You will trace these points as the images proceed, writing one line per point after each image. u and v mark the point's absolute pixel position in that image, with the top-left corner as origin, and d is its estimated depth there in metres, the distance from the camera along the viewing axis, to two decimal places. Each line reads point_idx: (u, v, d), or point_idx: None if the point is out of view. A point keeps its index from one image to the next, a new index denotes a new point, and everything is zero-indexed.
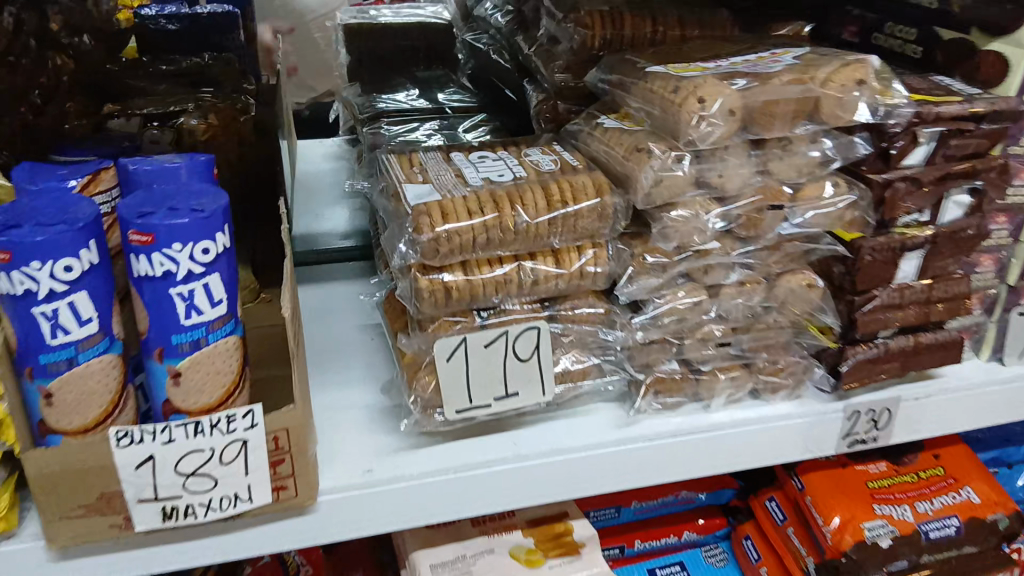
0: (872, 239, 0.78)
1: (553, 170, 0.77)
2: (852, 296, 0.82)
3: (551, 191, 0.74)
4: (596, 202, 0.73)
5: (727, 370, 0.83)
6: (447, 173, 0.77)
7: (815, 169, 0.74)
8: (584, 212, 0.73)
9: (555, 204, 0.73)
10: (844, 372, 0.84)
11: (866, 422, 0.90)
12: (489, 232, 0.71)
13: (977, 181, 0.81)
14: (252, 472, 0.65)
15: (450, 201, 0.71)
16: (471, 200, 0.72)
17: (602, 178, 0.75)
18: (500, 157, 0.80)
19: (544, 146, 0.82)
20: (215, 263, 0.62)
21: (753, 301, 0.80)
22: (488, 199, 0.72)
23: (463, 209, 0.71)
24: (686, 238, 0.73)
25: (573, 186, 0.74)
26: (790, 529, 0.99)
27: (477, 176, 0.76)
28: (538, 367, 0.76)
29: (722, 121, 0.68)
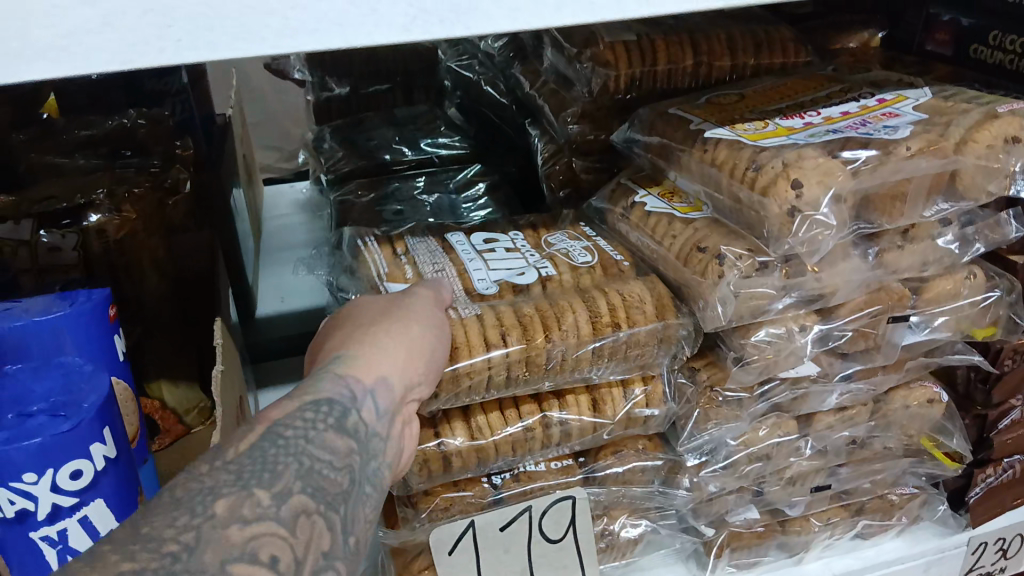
0: (1016, 338, 0.58)
1: (587, 271, 0.55)
2: (983, 412, 0.62)
3: (591, 305, 0.51)
4: (661, 325, 0.51)
5: (825, 513, 0.63)
6: (446, 269, 0.55)
7: (946, 259, 0.53)
8: (633, 347, 0.51)
9: (603, 326, 0.50)
10: (972, 503, 0.65)
11: (994, 553, 0.69)
12: (510, 369, 0.49)
13: None
14: None
15: (456, 324, 0.49)
16: (484, 319, 0.50)
17: (664, 286, 0.53)
18: (516, 246, 0.59)
19: (569, 232, 0.61)
20: (92, 488, 0.44)
21: (858, 427, 0.60)
22: (512, 317, 0.50)
23: (472, 333, 0.49)
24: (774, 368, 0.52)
25: (627, 299, 0.52)
26: None
27: (488, 277, 0.54)
28: (577, 548, 0.56)
29: (835, 210, 0.47)
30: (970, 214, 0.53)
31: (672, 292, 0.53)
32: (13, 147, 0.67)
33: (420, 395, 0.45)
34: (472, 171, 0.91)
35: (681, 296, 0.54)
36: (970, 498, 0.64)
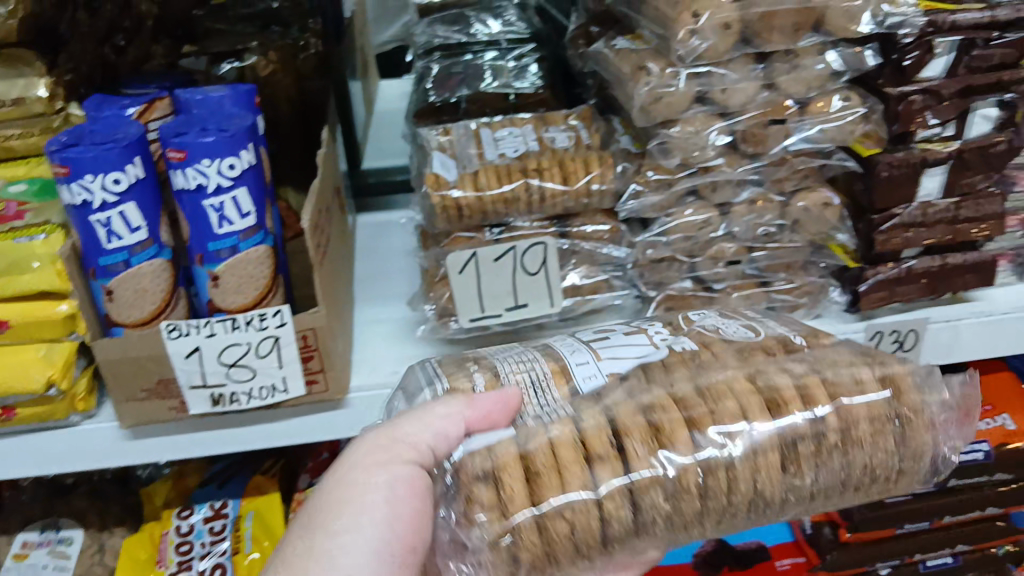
0: (891, 155, 0.76)
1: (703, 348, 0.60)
2: (872, 216, 0.79)
3: (694, 417, 0.52)
4: (711, 456, 0.50)
5: (742, 288, 0.85)
6: (540, 368, 0.58)
7: (824, 82, 0.74)
8: (739, 509, 0.52)
9: (694, 487, 0.50)
10: (862, 293, 0.83)
11: (891, 342, 0.84)
12: (617, 531, 0.50)
13: (1006, 94, 0.75)
14: (235, 378, 0.77)
15: (535, 457, 0.51)
16: (587, 439, 0.51)
17: (746, 482, 0.51)
18: (637, 330, 0.63)
19: (722, 316, 0.66)
20: (241, 177, 0.71)
21: (766, 220, 0.81)
22: (616, 432, 0.51)
23: (580, 468, 0.50)
24: (929, 449, 0.53)
25: (725, 410, 0.52)
26: None
27: (593, 368, 0.57)
28: (546, 281, 0.81)
29: (711, 35, 0.68)
30: (839, 45, 0.72)
31: (864, 396, 0.53)
32: (196, 18, 0.98)
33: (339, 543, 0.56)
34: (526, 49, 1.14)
35: (857, 363, 0.56)
36: (860, 288, 0.83)
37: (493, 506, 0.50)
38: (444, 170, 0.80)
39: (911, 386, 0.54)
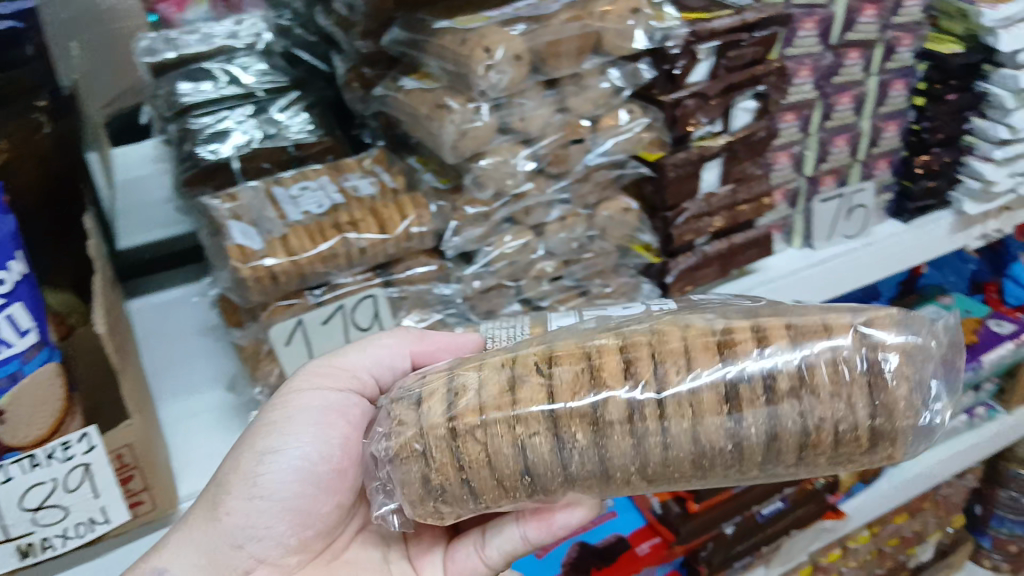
0: (674, 155, 0.78)
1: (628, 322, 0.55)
2: (665, 213, 0.82)
3: (633, 357, 0.51)
4: (633, 393, 0.49)
5: (566, 301, 0.84)
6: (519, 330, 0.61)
7: (608, 99, 0.75)
8: (674, 464, 0.50)
9: (616, 424, 0.49)
10: (670, 284, 0.85)
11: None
12: (538, 465, 0.50)
13: (760, 86, 0.80)
14: (47, 521, 0.63)
15: (463, 390, 0.52)
16: (523, 374, 0.51)
17: (679, 425, 0.49)
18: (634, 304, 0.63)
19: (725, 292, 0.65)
20: (14, 290, 0.55)
21: (577, 234, 0.81)
22: (551, 364, 0.51)
23: (508, 403, 0.50)
24: (905, 407, 0.49)
25: (663, 345, 0.51)
26: None
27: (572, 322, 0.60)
28: (378, 333, 0.77)
29: (507, 67, 0.68)
30: (619, 63, 0.75)
31: (828, 338, 0.49)
32: None
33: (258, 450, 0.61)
34: (292, 94, 0.99)
35: (834, 314, 0.52)
36: (667, 280, 0.84)
37: (410, 422, 0.52)
38: (248, 240, 0.69)
39: (887, 334, 0.50)
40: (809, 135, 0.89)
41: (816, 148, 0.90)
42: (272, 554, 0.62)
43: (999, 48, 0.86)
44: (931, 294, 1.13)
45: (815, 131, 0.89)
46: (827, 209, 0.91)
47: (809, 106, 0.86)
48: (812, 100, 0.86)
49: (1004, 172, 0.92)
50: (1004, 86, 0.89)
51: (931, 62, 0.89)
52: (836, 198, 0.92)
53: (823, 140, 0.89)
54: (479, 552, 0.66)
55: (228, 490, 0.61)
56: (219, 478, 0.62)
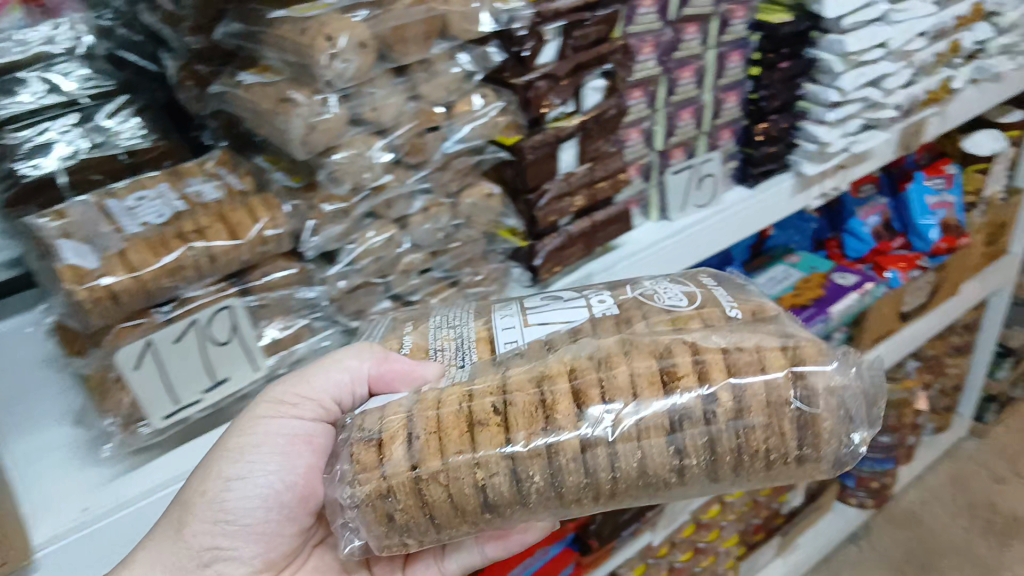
0: (531, 137, 0.77)
1: (565, 342, 0.56)
2: (527, 196, 0.80)
3: (581, 391, 0.50)
4: (589, 432, 0.49)
5: (437, 293, 0.81)
6: (465, 333, 0.61)
7: (460, 84, 0.72)
8: (621, 488, 0.50)
9: (570, 458, 0.49)
10: (538, 266, 0.84)
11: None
12: (498, 502, 0.50)
13: (607, 65, 0.79)
14: None
15: (419, 419, 0.51)
16: (477, 411, 0.50)
17: (627, 458, 0.49)
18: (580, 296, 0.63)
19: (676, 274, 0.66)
20: None
21: (442, 224, 0.77)
22: (505, 404, 0.50)
23: (462, 446, 0.49)
24: (831, 436, 0.50)
25: (611, 381, 0.50)
26: None
27: (518, 334, 0.58)
28: (241, 345, 0.70)
29: (352, 55, 0.63)
30: (468, 47, 0.72)
31: (762, 372, 0.50)
32: None
33: (219, 479, 0.60)
34: (120, 100, 0.89)
35: (771, 339, 0.53)
36: (535, 263, 0.83)
37: (373, 466, 0.50)
38: (82, 259, 0.61)
39: (821, 369, 0.51)
40: (656, 111, 0.89)
41: (664, 122, 0.90)
42: (239, 572, 0.63)
43: (824, 14, 0.90)
44: (778, 255, 1.20)
45: (662, 106, 0.88)
46: (679, 181, 0.93)
47: (655, 81, 0.86)
48: (658, 77, 0.86)
49: (835, 133, 0.97)
50: (831, 51, 0.93)
51: (763, 33, 0.91)
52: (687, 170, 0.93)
53: (670, 114, 0.90)
54: (439, 565, 0.68)
55: (188, 513, 0.61)
56: (181, 501, 0.61)
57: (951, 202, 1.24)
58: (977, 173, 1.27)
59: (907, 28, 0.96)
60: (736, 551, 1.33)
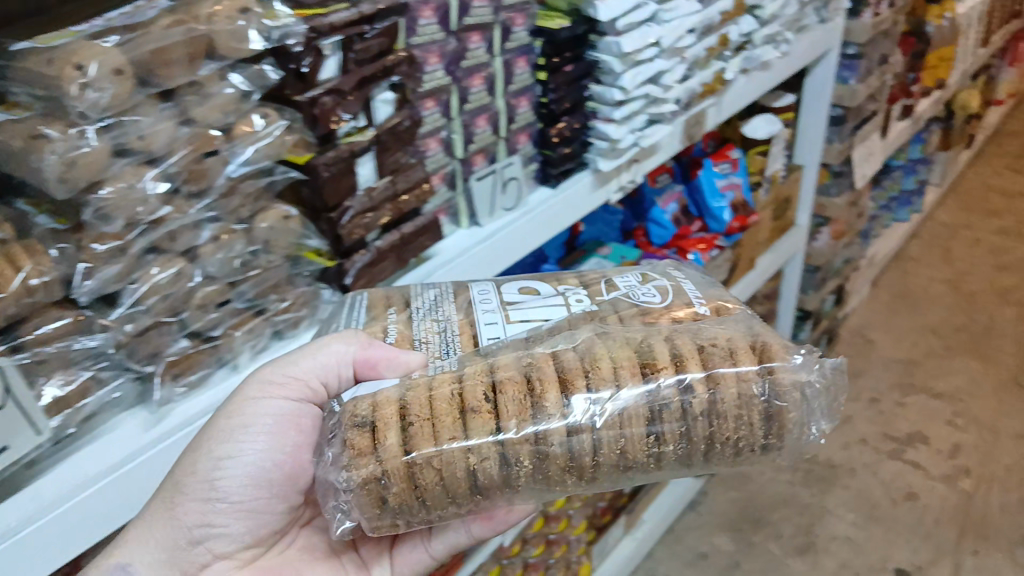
0: (323, 154, 0.70)
1: (545, 338, 0.61)
2: (328, 214, 0.73)
3: (570, 378, 0.56)
4: (576, 420, 0.54)
5: (241, 325, 0.72)
6: (451, 324, 0.64)
7: (238, 105, 0.65)
8: (601, 471, 0.56)
9: (558, 444, 0.54)
10: (350, 286, 0.77)
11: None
12: (487, 486, 0.54)
13: (393, 77, 0.73)
14: None
15: (413, 404, 0.55)
16: (470, 399, 0.54)
17: (609, 440, 0.55)
18: (559, 294, 0.67)
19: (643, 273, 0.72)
20: None
21: (237, 252, 0.69)
22: (494, 391, 0.55)
23: (457, 433, 0.53)
24: (790, 425, 0.58)
25: (593, 366, 0.56)
26: None
27: (500, 330, 0.62)
28: (19, 406, 0.57)
29: (108, 83, 0.57)
30: (239, 66, 0.64)
31: (734, 366, 0.57)
32: None
33: (210, 456, 0.63)
34: None
35: (741, 337, 0.60)
36: (346, 282, 0.76)
37: (366, 452, 0.53)
38: None
39: (785, 365, 0.59)
40: (452, 119, 0.83)
41: (461, 130, 0.84)
42: (227, 548, 0.66)
43: (599, 18, 0.89)
44: (591, 248, 1.24)
45: (457, 115, 0.83)
46: (484, 187, 0.88)
47: (447, 91, 0.81)
48: (448, 87, 0.81)
49: (624, 130, 0.97)
50: (609, 53, 0.92)
51: (544, 39, 0.89)
52: (490, 176, 0.88)
53: (466, 123, 0.84)
54: (426, 548, 0.72)
55: (177, 496, 0.63)
56: (168, 485, 0.64)
57: (738, 183, 1.33)
58: (758, 156, 1.39)
59: (677, 27, 0.97)
60: (587, 537, 1.34)
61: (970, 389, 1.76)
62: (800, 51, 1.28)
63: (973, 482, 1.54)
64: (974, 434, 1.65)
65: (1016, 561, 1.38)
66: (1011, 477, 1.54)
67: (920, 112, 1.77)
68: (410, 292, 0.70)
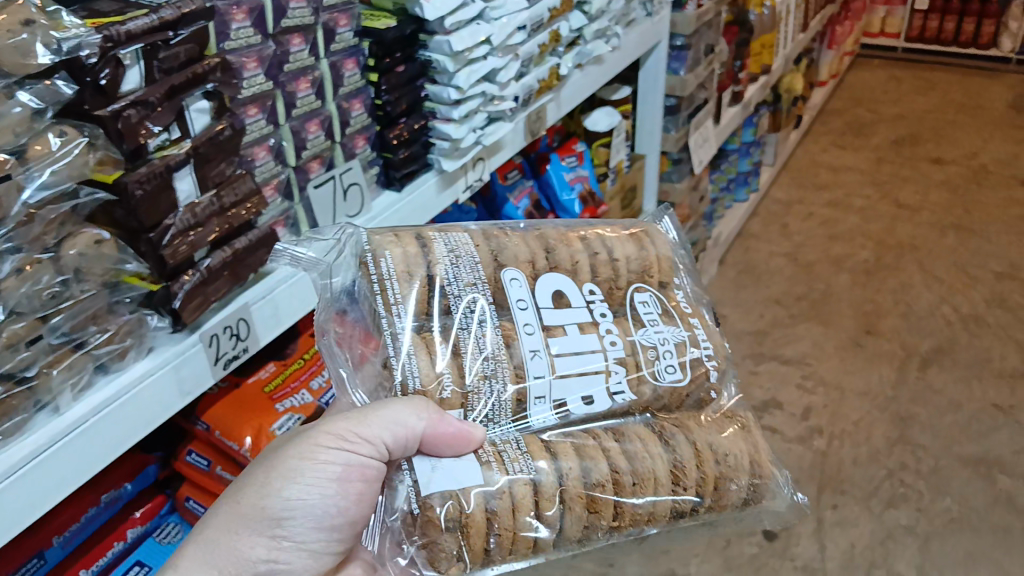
0: (134, 171, 0.65)
1: (576, 424, 0.63)
2: (147, 235, 0.67)
3: (622, 493, 0.60)
4: (612, 532, 0.60)
5: (58, 361, 0.64)
6: (503, 367, 0.61)
7: (30, 123, 0.59)
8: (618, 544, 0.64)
9: (592, 545, 0.61)
10: (180, 309, 0.71)
11: (229, 339, 0.75)
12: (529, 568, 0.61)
13: (207, 84, 0.69)
14: None
15: (500, 515, 0.56)
16: (548, 514, 0.57)
17: (634, 532, 0.62)
18: (591, 322, 0.66)
19: (661, 301, 0.70)
20: None
21: (47, 283, 0.62)
22: (567, 509, 0.58)
23: (529, 545, 0.58)
24: (748, 525, 0.69)
25: (642, 477, 0.60)
26: (218, 469, 0.84)
27: (547, 389, 0.61)
28: None
29: None
30: (26, 82, 0.58)
31: (739, 498, 0.65)
32: None
33: (274, 493, 0.57)
34: None
35: (752, 451, 0.67)
36: (175, 306, 0.70)
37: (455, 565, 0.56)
38: None
39: (769, 497, 0.67)
40: (279, 126, 0.80)
41: (291, 138, 0.81)
42: None
43: (425, 18, 0.88)
44: None
45: (284, 121, 0.80)
46: (322, 195, 0.84)
47: (270, 96, 0.77)
48: (271, 92, 0.77)
49: (464, 129, 0.97)
50: (440, 52, 0.91)
51: (371, 39, 0.86)
52: (328, 182, 0.85)
53: (295, 129, 0.81)
54: None
55: (239, 525, 0.57)
56: (230, 512, 0.58)
57: (585, 175, 1.36)
58: (603, 147, 1.42)
59: (506, 24, 0.97)
60: None
61: (813, 352, 1.89)
62: (630, 44, 1.32)
63: (826, 440, 1.64)
64: (822, 395, 1.76)
65: (871, 512, 1.49)
66: (859, 431, 1.66)
67: (748, 97, 1.88)
68: (438, 274, 0.62)
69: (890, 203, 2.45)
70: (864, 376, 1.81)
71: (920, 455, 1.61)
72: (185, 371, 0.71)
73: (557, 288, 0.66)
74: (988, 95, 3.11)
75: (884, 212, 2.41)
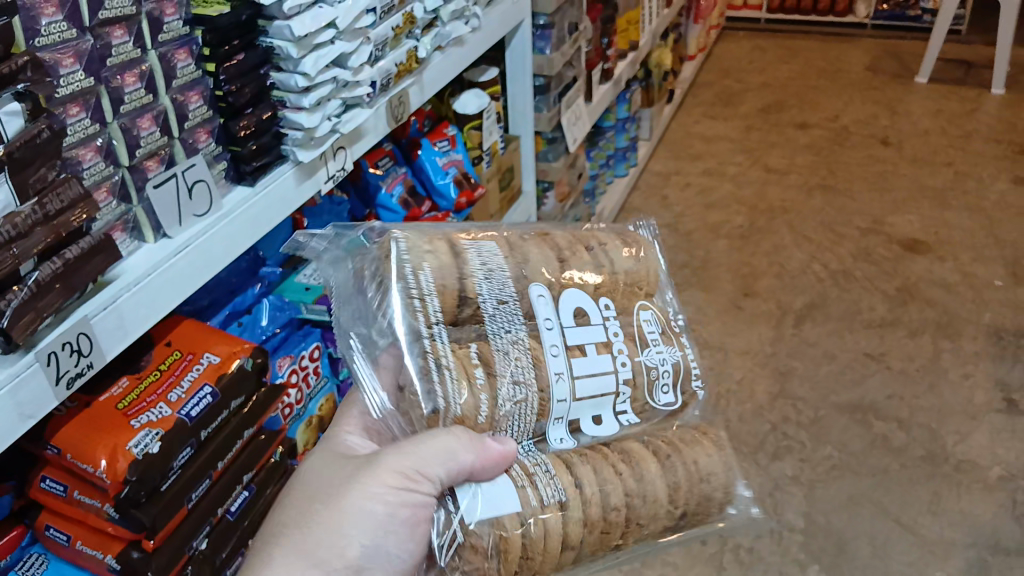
0: None
1: (586, 437, 0.68)
2: None
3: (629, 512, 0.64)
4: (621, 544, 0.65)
5: None
6: (531, 392, 0.65)
7: None
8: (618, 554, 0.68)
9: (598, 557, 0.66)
10: (8, 328, 0.64)
11: (69, 356, 0.70)
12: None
13: (18, 84, 0.64)
14: None
15: (534, 538, 0.61)
16: (570, 536, 0.62)
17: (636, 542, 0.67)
18: (608, 338, 0.69)
19: (660, 317, 0.74)
20: None
21: None
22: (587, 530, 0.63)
23: (551, 563, 0.63)
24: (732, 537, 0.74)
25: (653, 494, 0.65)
26: (76, 494, 0.80)
27: (565, 411, 0.66)
28: None
29: None
30: None
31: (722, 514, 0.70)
32: None
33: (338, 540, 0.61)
34: None
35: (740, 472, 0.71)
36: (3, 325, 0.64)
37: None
38: None
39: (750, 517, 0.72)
40: (107, 124, 0.75)
41: (122, 136, 0.76)
42: None
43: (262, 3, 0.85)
44: None
45: (112, 119, 0.75)
46: (164, 196, 0.80)
47: (92, 93, 0.72)
48: (93, 88, 0.72)
49: (317, 117, 0.94)
50: (282, 38, 0.88)
51: (204, 27, 0.83)
52: (169, 181, 0.81)
53: (125, 126, 0.76)
54: None
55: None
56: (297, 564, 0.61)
57: (458, 160, 1.35)
58: (473, 130, 1.41)
59: (352, 7, 0.95)
60: None
61: (696, 316, 1.95)
62: (490, 24, 1.31)
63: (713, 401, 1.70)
64: (707, 358, 1.82)
65: (758, 465, 1.56)
66: (742, 389, 1.73)
67: (617, 74, 1.91)
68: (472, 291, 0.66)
69: (761, 168, 2.55)
70: (745, 336, 1.88)
71: (800, 408, 1.69)
72: (20, 391, 0.66)
73: (575, 304, 0.69)
74: (846, 61, 3.28)
75: (755, 177, 2.51)
